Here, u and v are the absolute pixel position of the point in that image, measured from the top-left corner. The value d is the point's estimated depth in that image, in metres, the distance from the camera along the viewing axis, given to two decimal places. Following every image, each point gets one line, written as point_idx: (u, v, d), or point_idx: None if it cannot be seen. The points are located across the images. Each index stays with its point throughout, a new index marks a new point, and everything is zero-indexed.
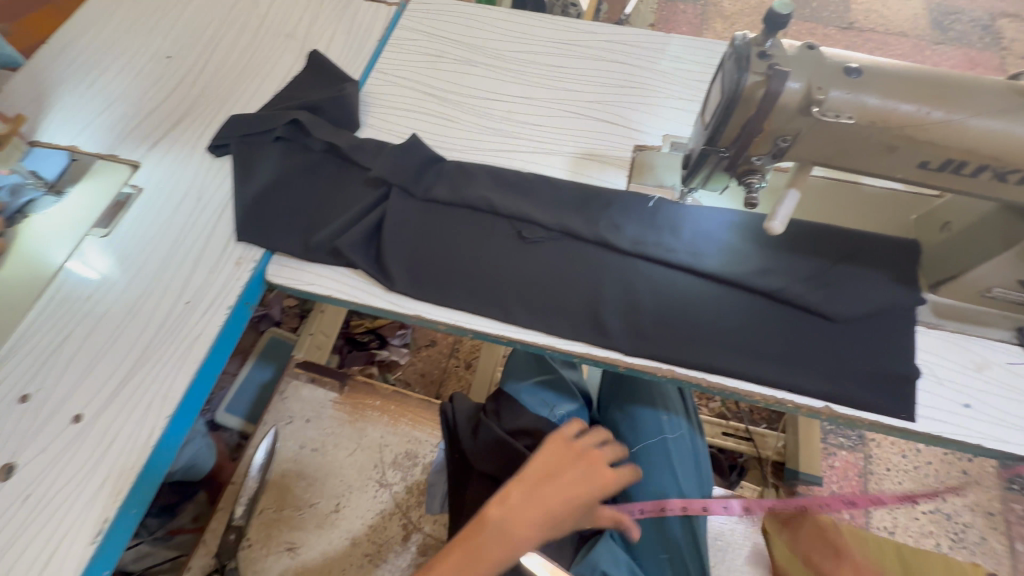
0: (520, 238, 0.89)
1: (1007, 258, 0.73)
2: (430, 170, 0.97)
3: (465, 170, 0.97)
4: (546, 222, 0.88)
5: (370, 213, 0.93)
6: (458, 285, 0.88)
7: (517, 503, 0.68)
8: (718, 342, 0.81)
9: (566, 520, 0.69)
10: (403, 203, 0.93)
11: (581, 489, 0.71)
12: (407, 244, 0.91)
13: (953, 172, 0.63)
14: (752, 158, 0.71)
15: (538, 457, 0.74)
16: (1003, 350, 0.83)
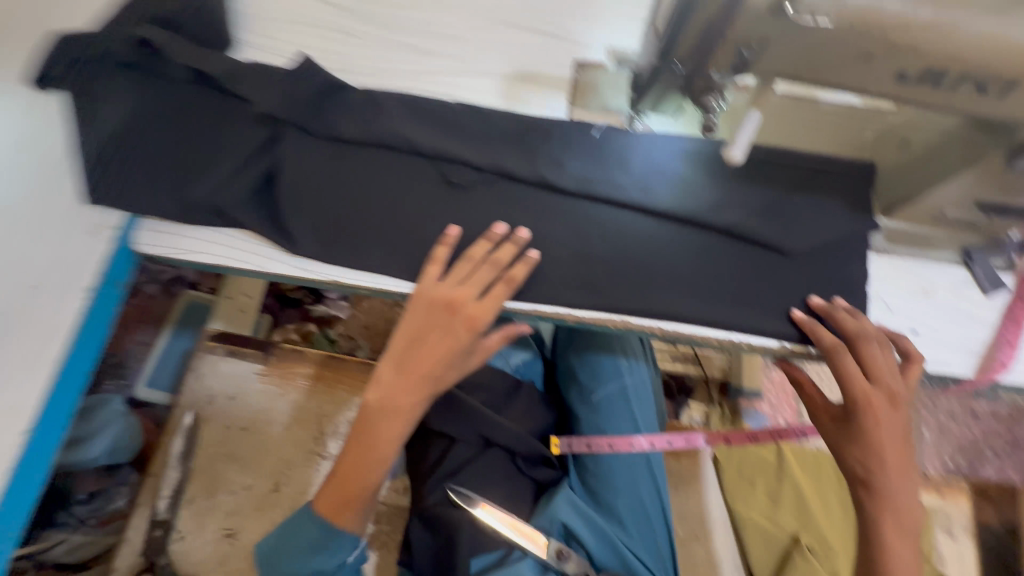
0: (449, 185, 0.76)
1: (967, 179, 0.68)
2: (329, 99, 0.77)
3: (375, 101, 0.77)
4: (476, 161, 0.75)
5: (257, 161, 0.76)
6: (380, 245, 0.75)
7: (392, 379, 0.68)
8: (672, 288, 0.74)
9: (447, 374, 0.69)
10: (300, 145, 0.76)
11: (452, 342, 0.68)
12: (310, 197, 0.76)
13: (933, 84, 0.55)
14: (712, 73, 0.59)
15: (404, 322, 0.69)
16: (949, 272, 0.82)
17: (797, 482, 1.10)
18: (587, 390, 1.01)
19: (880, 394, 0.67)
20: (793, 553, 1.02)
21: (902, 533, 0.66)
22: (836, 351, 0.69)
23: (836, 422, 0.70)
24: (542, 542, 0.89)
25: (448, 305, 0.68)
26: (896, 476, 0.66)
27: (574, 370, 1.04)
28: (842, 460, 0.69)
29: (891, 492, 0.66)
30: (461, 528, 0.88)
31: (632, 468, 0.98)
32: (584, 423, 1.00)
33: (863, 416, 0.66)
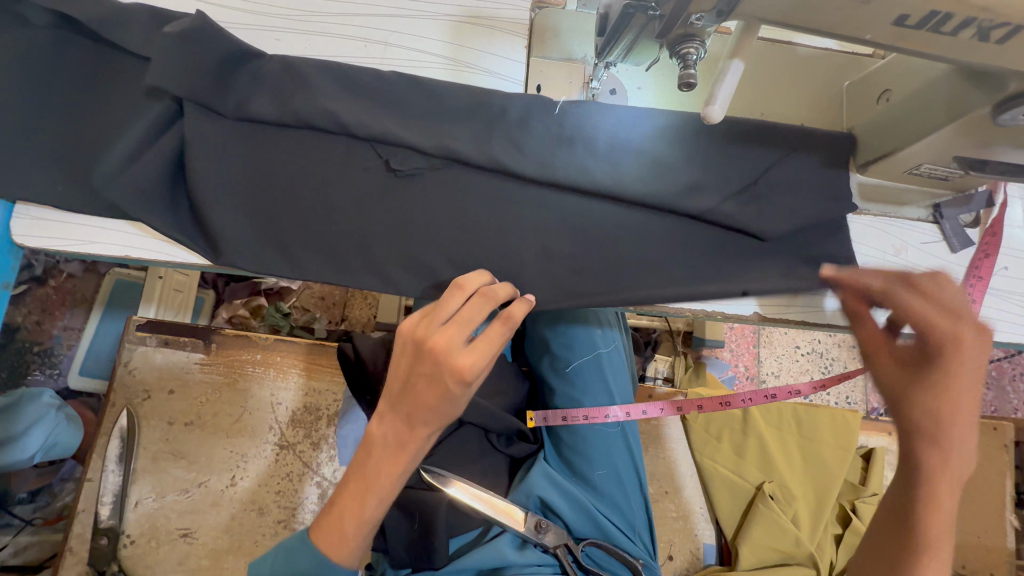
0: (388, 169, 0.67)
1: (947, 134, 0.64)
2: (241, 70, 0.66)
3: (294, 70, 0.67)
4: (420, 144, 0.66)
5: (163, 137, 0.66)
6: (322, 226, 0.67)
7: (388, 419, 0.59)
8: (646, 262, 0.69)
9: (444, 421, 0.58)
10: (210, 128, 0.66)
11: (442, 388, 0.55)
12: (236, 183, 0.66)
13: (932, 30, 0.49)
14: (692, 17, 0.51)
15: (396, 358, 0.59)
16: (919, 229, 0.80)
17: (763, 438, 1.13)
18: (561, 359, 0.96)
19: (967, 328, 0.56)
20: (757, 504, 1.06)
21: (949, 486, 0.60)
22: (890, 291, 0.61)
23: (904, 367, 0.59)
24: (513, 515, 0.85)
25: (434, 345, 0.56)
26: (965, 426, 0.57)
27: (546, 340, 0.96)
28: (907, 413, 0.58)
29: (959, 441, 0.57)
30: (441, 510, 0.82)
31: (605, 437, 0.96)
32: (557, 394, 0.97)
33: (948, 353, 0.56)
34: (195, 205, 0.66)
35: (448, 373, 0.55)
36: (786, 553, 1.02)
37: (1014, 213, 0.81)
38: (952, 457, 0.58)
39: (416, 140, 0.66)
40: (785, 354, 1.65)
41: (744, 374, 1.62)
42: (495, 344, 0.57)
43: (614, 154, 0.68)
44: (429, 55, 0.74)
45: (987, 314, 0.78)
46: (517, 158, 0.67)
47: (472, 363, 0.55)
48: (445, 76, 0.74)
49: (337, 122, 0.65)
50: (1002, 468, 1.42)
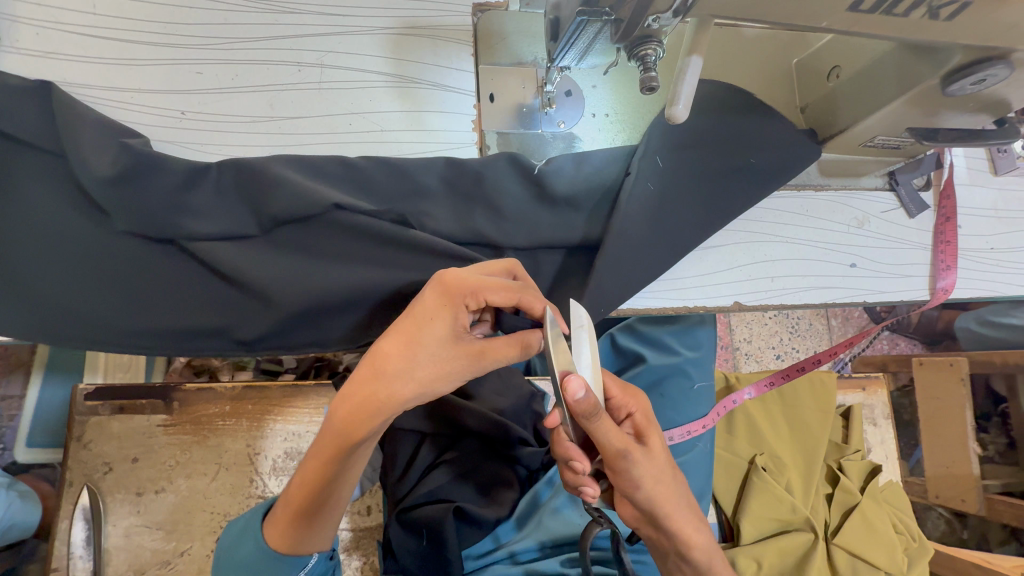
0: (361, 253, 0.64)
1: (898, 107, 0.65)
2: (180, 189, 0.60)
3: (237, 172, 0.62)
4: (393, 229, 0.62)
5: (118, 257, 0.61)
6: (304, 276, 0.63)
7: None
8: (628, 272, 0.67)
9: (403, 328, 0.53)
10: (160, 236, 0.60)
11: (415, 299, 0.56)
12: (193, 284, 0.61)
13: (884, 12, 0.49)
14: (649, 19, 0.49)
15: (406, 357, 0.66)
16: (879, 199, 0.81)
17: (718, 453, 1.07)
18: (688, 378, 0.99)
19: (651, 432, 0.65)
20: (751, 477, 1.10)
21: (693, 523, 0.66)
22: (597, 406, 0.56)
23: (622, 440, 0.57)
24: (579, 383, 0.48)
25: None
26: (675, 480, 0.65)
27: (677, 354, 1.00)
28: (665, 456, 0.64)
29: (672, 477, 0.64)
30: (443, 524, 0.76)
31: (690, 451, 0.97)
32: (668, 407, 0.97)
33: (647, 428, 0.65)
34: (196, 262, 0.63)
35: (436, 280, 0.54)
36: (784, 521, 1.05)
37: (961, 173, 0.84)
38: (654, 465, 0.62)
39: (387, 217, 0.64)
40: (753, 319, 1.69)
41: (720, 344, 1.67)
42: (489, 284, 0.53)
43: (583, 167, 0.69)
44: (371, 73, 0.69)
45: (958, 274, 0.80)
46: (493, 217, 0.66)
47: (458, 278, 0.54)
48: (394, 95, 0.69)
49: (297, 214, 0.60)
50: (963, 401, 1.48)
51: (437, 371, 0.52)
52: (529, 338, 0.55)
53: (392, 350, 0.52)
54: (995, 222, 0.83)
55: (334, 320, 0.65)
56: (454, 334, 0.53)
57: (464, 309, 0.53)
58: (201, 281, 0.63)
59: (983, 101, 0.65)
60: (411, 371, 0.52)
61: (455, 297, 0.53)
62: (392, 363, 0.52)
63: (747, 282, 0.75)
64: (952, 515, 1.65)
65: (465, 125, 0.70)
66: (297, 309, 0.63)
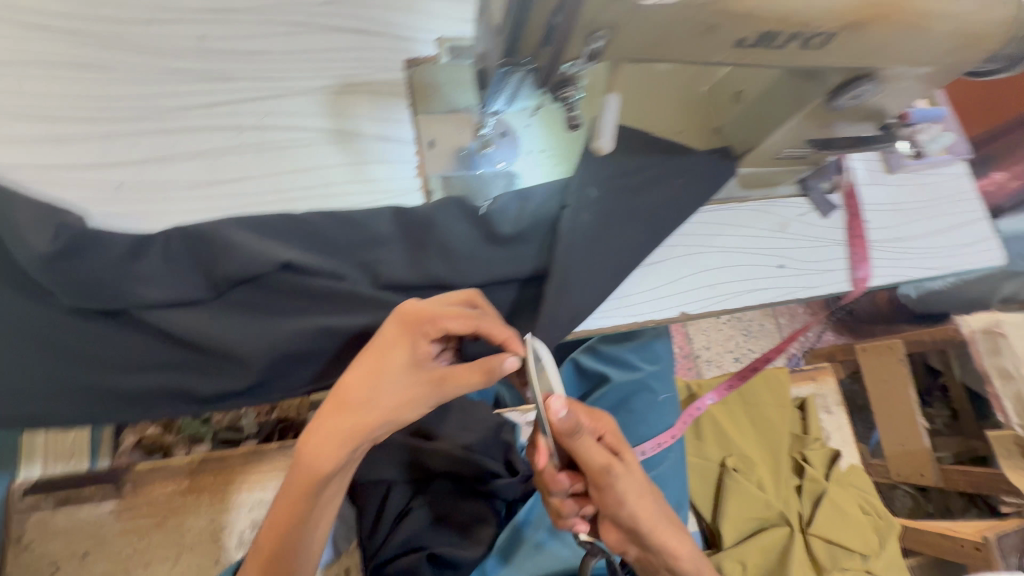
0: (316, 307, 0.64)
1: (793, 123, 0.74)
2: (119, 260, 0.58)
3: (180, 236, 0.61)
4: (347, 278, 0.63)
5: (63, 334, 0.59)
6: (261, 334, 0.62)
7: None
8: (577, 297, 0.70)
9: (366, 358, 0.53)
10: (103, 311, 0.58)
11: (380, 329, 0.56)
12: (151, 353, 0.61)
13: (765, 47, 0.55)
14: (564, 65, 0.53)
15: None
16: (795, 204, 0.89)
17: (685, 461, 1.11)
18: (652, 392, 1.03)
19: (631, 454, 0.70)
20: (725, 480, 1.13)
21: (683, 538, 0.68)
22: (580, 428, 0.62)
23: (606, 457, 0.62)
24: (560, 404, 0.54)
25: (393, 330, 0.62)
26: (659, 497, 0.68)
27: (639, 369, 1.04)
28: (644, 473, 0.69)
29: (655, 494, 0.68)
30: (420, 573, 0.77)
31: (663, 463, 1.00)
32: (636, 422, 1.00)
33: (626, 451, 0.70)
34: (147, 331, 0.61)
35: (396, 311, 0.54)
36: (760, 519, 1.11)
37: (862, 174, 0.94)
38: (638, 481, 0.65)
39: (341, 267, 0.64)
40: (709, 327, 1.77)
41: (681, 354, 1.74)
42: (446, 313, 0.54)
43: (527, 203, 0.73)
44: (311, 131, 0.71)
45: (871, 265, 0.89)
46: (444, 256, 0.67)
47: (417, 308, 0.54)
48: (334, 150, 0.71)
49: (247, 273, 0.60)
50: (904, 380, 1.59)
51: (399, 398, 0.53)
52: (490, 366, 0.55)
53: (355, 382, 0.53)
54: (896, 216, 0.93)
55: (296, 375, 0.65)
56: (415, 362, 0.53)
57: (423, 338, 0.54)
58: (150, 351, 0.61)
59: (861, 112, 0.75)
60: (376, 400, 0.53)
61: (414, 327, 0.53)
62: (356, 394, 0.52)
63: (690, 294, 0.80)
64: (915, 490, 1.74)
65: (407, 173, 0.73)
66: (255, 369, 0.62)
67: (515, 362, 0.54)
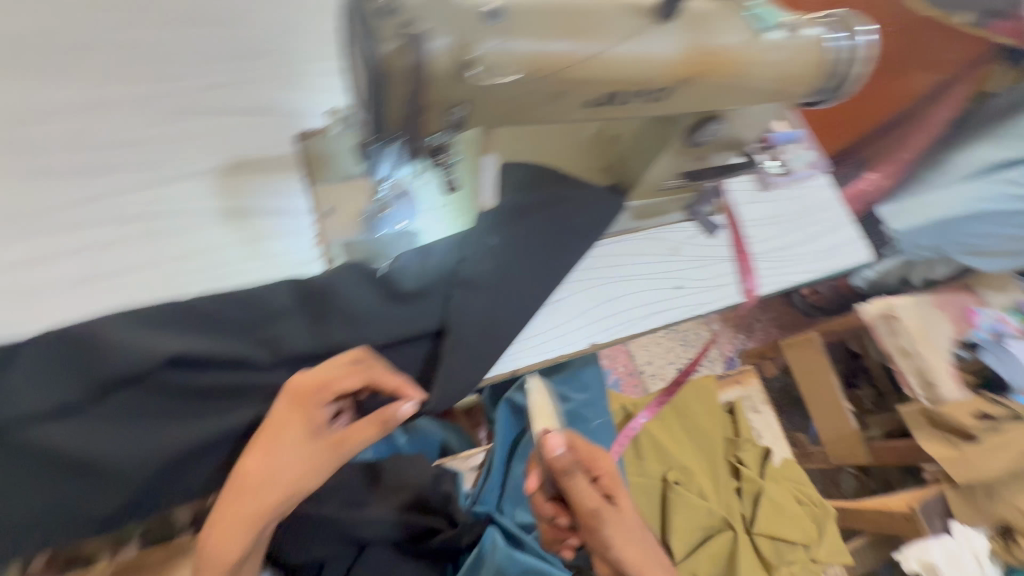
0: (212, 394, 0.62)
1: (665, 159, 0.81)
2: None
3: (57, 340, 0.59)
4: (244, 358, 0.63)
5: None
6: (155, 431, 0.60)
7: None
8: (484, 344, 0.74)
9: (262, 438, 0.54)
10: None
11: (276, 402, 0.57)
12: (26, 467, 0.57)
13: (612, 105, 0.61)
14: (428, 139, 0.55)
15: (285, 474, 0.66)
16: (684, 228, 0.97)
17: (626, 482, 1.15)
18: (585, 421, 1.08)
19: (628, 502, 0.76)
20: (668, 495, 1.16)
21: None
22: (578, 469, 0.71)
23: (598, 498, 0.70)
24: (557, 440, 0.66)
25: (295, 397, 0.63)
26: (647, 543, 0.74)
27: (569, 400, 1.08)
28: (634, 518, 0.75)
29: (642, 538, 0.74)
30: None
31: None
32: None
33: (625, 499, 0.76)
34: (20, 447, 0.57)
35: (286, 385, 0.56)
36: (706, 527, 1.15)
37: (741, 194, 1.03)
38: (625, 525, 0.72)
39: (236, 347, 0.63)
40: (649, 342, 1.85)
41: (625, 372, 1.80)
42: (336, 378, 0.55)
43: (428, 260, 0.75)
44: (201, 213, 0.72)
45: (760, 277, 0.97)
46: (346, 323, 0.68)
47: (306, 380, 0.56)
48: (224, 230, 0.72)
49: (133, 370, 0.58)
50: (827, 368, 1.69)
51: (300, 471, 0.54)
52: (387, 417, 0.57)
53: (252, 464, 0.54)
54: (776, 229, 1.02)
55: (200, 468, 0.63)
56: (311, 432, 0.55)
57: (316, 407, 0.55)
58: (26, 467, 0.57)
59: (722, 144, 0.84)
60: (276, 479, 0.54)
61: (305, 399, 0.55)
62: (256, 477, 0.53)
63: (595, 326, 0.85)
64: (860, 472, 1.85)
65: (305, 245, 0.74)
66: (155, 468, 0.60)
67: (410, 410, 0.58)
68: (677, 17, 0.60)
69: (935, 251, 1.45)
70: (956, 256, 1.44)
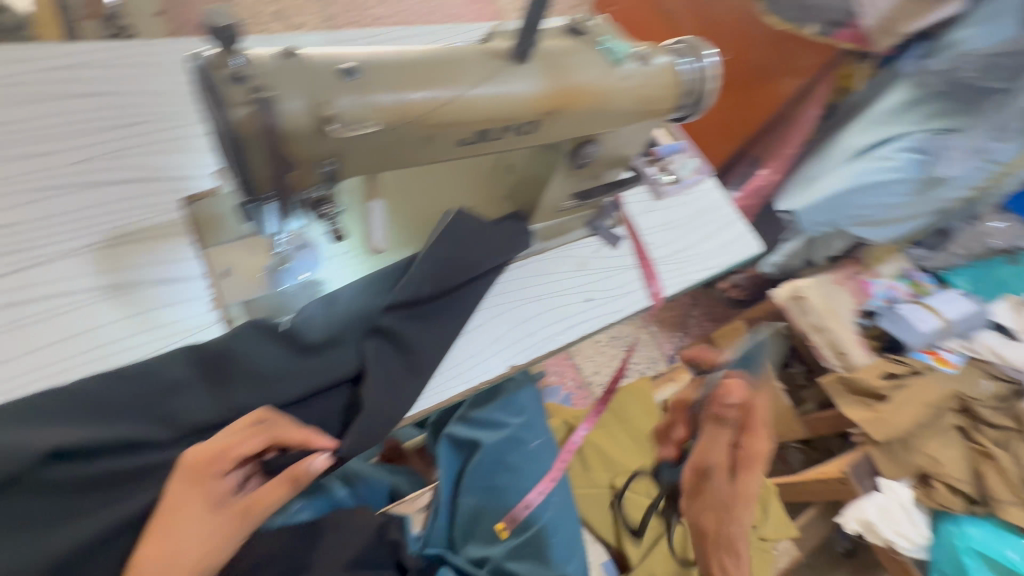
0: (103, 483, 0.58)
1: (557, 180, 0.87)
2: None
3: None
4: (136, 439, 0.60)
5: None
6: (39, 536, 0.56)
7: None
8: (401, 384, 0.74)
9: (161, 521, 0.55)
10: None
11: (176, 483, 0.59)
12: None
13: (486, 140, 0.65)
14: (305, 193, 0.57)
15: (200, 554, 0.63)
16: (589, 245, 1.01)
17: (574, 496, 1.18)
18: (523, 444, 1.09)
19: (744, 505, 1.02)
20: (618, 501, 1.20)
21: None
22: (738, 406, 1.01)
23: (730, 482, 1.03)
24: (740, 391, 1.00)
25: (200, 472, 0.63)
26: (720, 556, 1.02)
27: (507, 426, 1.10)
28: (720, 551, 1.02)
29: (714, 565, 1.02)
30: None
31: (550, 507, 1.05)
32: (517, 478, 1.06)
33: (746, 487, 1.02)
34: None
35: (181, 463, 0.57)
36: (656, 527, 1.18)
37: (638, 204, 1.10)
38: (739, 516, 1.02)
39: (128, 428, 0.60)
40: (593, 353, 1.90)
41: (575, 386, 1.83)
42: (231, 446, 0.57)
43: (334, 308, 0.75)
44: (82, 292, 0.69)
45: (663, 281, 1.04)
46: (250, 384, 0.67)
47: (201, 453, 0.57)
48: (110, 306, 0.69)
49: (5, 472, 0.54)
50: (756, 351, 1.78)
51: (205, 546, 0.55)
52: (295, 473, 0.59)
53: (152, 549, 0.54)
54: (675, 233, 1.10)
55: (93, 570, 0.58)
56: (211, 504, 0.57)
57: (214, 479, 0.57)
58: None
59: (608, 162, 0.90)
60: (179, 558, 0.54)
61: (200, 473, 0.57)
62: (157, 560, 0.54)
63: (513, 349, 0.88)
64: (804, 445, 1.96)
65: (201, 310, 0.73)
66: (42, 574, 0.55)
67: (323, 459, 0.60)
68: (533, 58, 0.66)
69: (832, 225, 1.61)
70: (850, 228, 1.60)
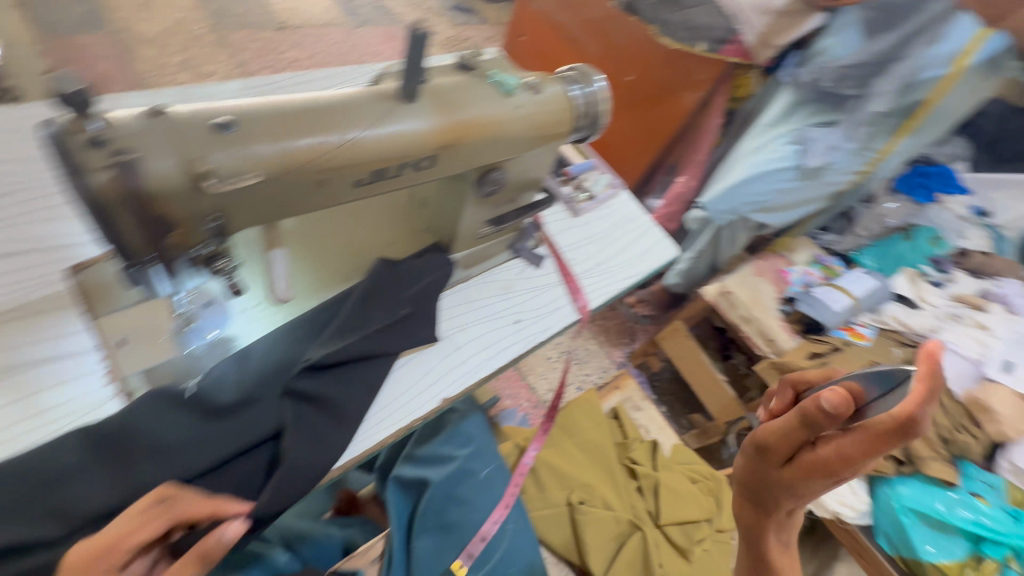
0: None
1: (470, 208, 0.88)
2: None
3: None
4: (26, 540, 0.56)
5: None
6: None
7: None
8: (326, 431, 0.72)
9: None
10: None
11: None
12: None
13: (382, 177, 0.66)
14: (192, 251, 0.55)
15: None
16: (513, 267, 1.04)
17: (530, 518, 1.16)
18: (473, 473, 1.08)
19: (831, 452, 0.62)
20: (577, 516, 1.20)
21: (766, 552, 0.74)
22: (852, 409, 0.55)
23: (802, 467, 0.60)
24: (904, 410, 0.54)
25: None
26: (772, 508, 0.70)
27: (455, 457, 1.09)
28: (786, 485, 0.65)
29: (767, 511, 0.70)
30: None
31: (504, 533, 1.06)
32: (470, 510, 1.03)
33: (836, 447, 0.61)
34: None
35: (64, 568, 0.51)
36: (617, 536, 1.19)
37: (556, 223, 1.14)
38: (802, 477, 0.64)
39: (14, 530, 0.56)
40: (545, 370, 1.92)
41: (531, 406, 1.83)
42: (126, 533, 0.52)
43: (247, 365, 0.73)
44: None
45: (587, 292, 1.07)
46: (156, 459, 0.63)
47: (89, 551, 0.51)
48: None
49: None
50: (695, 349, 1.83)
51: None
52: (209, 543, 0.55)
53: None
54: (594, 246, 1.14)
55: None
56: None
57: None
58: None
59: (518, 186, 0.91)
60: None
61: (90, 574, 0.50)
62: None
63: (444, 379, 0.86)
64: None
65: (95, 387, 0.67)
66: None
67: (238, 525, 0.56)
68: (421, 95, 0.68)
69: (734, 213, 1.64)
70: (751, 214, 1.63)
